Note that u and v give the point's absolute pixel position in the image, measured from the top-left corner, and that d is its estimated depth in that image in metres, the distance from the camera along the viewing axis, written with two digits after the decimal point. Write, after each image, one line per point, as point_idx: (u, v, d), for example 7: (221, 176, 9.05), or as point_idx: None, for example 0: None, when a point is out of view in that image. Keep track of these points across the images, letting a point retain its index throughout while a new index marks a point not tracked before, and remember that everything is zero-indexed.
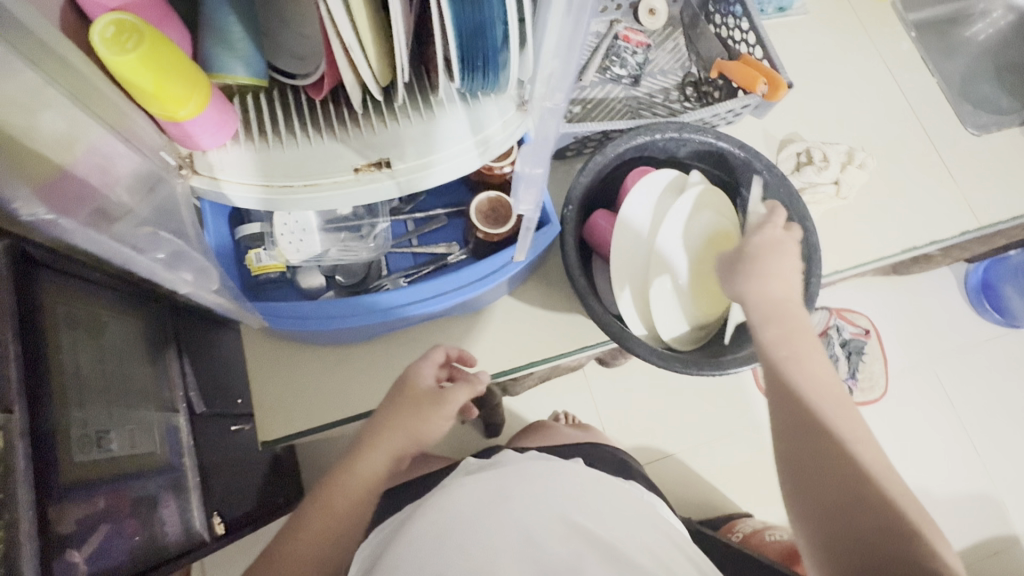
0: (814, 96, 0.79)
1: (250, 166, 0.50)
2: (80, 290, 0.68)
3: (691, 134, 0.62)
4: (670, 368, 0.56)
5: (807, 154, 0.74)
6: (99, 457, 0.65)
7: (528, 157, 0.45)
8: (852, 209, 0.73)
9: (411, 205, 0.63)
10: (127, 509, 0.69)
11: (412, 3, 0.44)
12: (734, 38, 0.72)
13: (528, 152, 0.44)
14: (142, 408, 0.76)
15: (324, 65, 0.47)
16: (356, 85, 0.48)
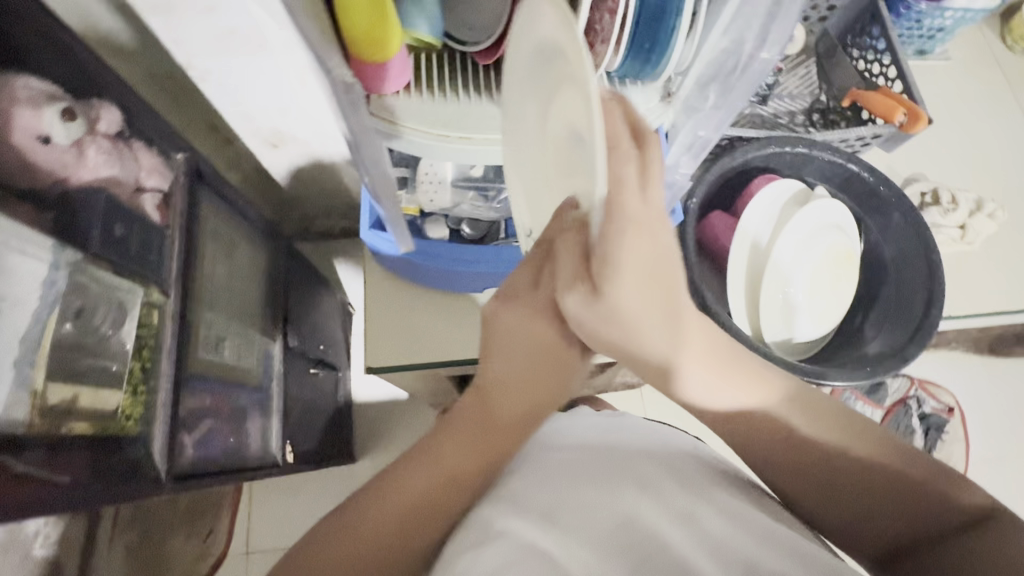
0: (951, 140, 0.77)
1: (413, 113, 0.54)
2: (222, 210, 0.77)
3: (821, 152, 0.63)
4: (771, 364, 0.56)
5: (933, 194, 0.72)
6: (213, 358, 0.73)
7: None
8: (978, 257, 0.71)
9: None
10: (226, 414, 0.75)
11: None
12: (872, 72, 0.74)
13: None
14: (249, 328, 0.83)
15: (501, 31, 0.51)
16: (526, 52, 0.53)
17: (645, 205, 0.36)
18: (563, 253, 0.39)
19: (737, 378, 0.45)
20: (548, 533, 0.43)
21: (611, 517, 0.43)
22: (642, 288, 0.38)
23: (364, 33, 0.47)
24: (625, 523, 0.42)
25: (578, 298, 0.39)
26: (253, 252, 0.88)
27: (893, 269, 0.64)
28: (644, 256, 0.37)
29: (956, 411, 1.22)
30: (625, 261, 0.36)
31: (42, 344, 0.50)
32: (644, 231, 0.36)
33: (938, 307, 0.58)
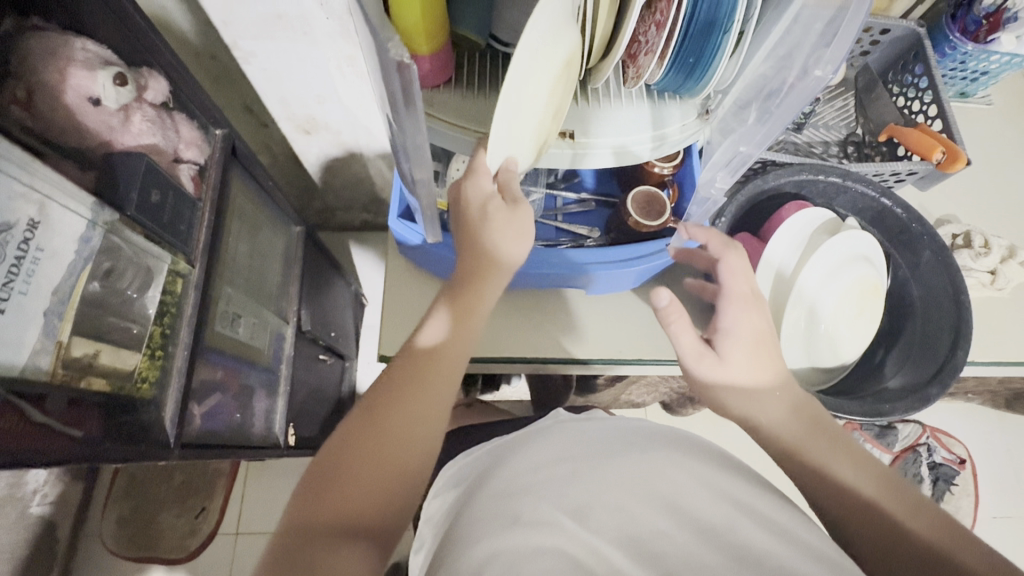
0: (987, 183, 0.76)
1: (451, 107, 0.55)
2: (251, 189, 0.78)
3: (855, 183, 0.63)
4: None
5: (965, 237, 0.71)
6: (229, 334, 0.73)
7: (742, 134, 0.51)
8: (1007, 303, 0.69)
9: (566, 183, 0.68)
10: (234, 390, 0.76)
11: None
12: (911, 109, 0.74)
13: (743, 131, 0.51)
14: (265, 309, 0.84)
15: None
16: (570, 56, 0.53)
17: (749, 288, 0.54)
18: (684, 340, 0.52)
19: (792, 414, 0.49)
20: (568, 533, 0.42)
21: (638, 528, 0.42)
22: (745, 351, 0.51)
23: (415, 28, 0.47)
24: (634, 534, 0.42)
25: (711, 365, 0.51)
26: (276, 234, 0.89)
27: (919, 307, 0.63)
28: (747, 337, 0.52)
29: (968, 464, 1.19)
30: (739, 332, 0.52)
31: (72, 296, 0.51)
32: (748, 308, 0.53)
33: (963, 349, 0.56)
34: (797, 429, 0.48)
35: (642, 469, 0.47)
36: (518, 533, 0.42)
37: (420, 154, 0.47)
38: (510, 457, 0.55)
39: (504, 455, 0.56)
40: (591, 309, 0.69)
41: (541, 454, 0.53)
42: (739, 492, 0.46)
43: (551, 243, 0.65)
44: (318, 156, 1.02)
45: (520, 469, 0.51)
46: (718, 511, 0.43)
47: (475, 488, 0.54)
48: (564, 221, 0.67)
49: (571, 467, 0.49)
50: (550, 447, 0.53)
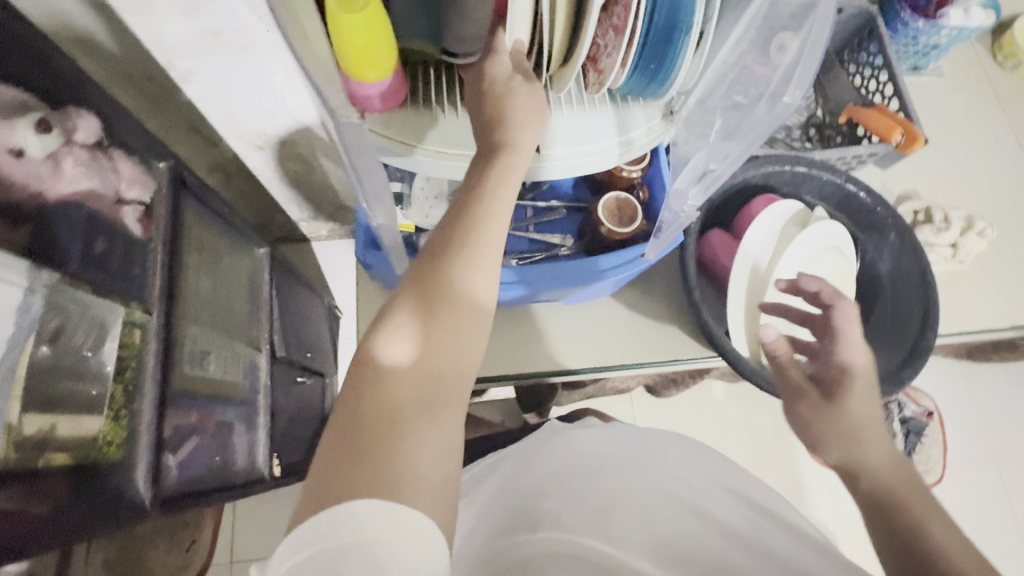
0: (942, 156, 0.78)
1: (406, 126, 0.52)
2: (206, 218, 0.74)
3: (820, 171, 0.63)
4: (772, 392, 0.57)
5: (925, 212, 0.73)
6: (199, 373, 0.70)
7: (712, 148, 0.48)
8: (966, 275, 0.72)
9: (534, 193, 0.66)
10: (211, 430, 0.72)
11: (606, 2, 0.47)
12: (868, 89, 0.74)
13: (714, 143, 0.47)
14: (234, 340, 0.81)
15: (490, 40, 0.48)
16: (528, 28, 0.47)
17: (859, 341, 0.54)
18: (794, 374, 0.54)
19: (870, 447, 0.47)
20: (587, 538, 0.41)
21: (667, 530, 0.42)
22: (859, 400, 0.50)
23: (354, 52, 0.44)
24: (661, 538, 0.42)
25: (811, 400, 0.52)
26: (237, 260, 0.85)
27: (888, 286, 0.64)
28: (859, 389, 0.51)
29: (935, 415, 1.24)
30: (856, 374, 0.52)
31: (18, 370, 0.47)
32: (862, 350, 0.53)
33: (932, 330, 0.58)
34: (887, 477, 0.45)
35: (638, 482, 0.47)
36: (538, 539, 0.41)
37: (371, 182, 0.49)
38: (537, 465, 0.53)
39: (510, 465, 0.56)
40: (571, 317, 0.68)
41: (560, 460, 0.52)
42: (735, 484, 0.49)
43: (525, 255, 0.63)
44: (274, 170, 0.97)
45: (536, 479, 0.50)
46: (738, 517, 0.45)
47: (494, 498, 0.51)
48: (535, 231, 0.66)
49: (603, 475, 0.48)
50: (576, 457, 0.52)
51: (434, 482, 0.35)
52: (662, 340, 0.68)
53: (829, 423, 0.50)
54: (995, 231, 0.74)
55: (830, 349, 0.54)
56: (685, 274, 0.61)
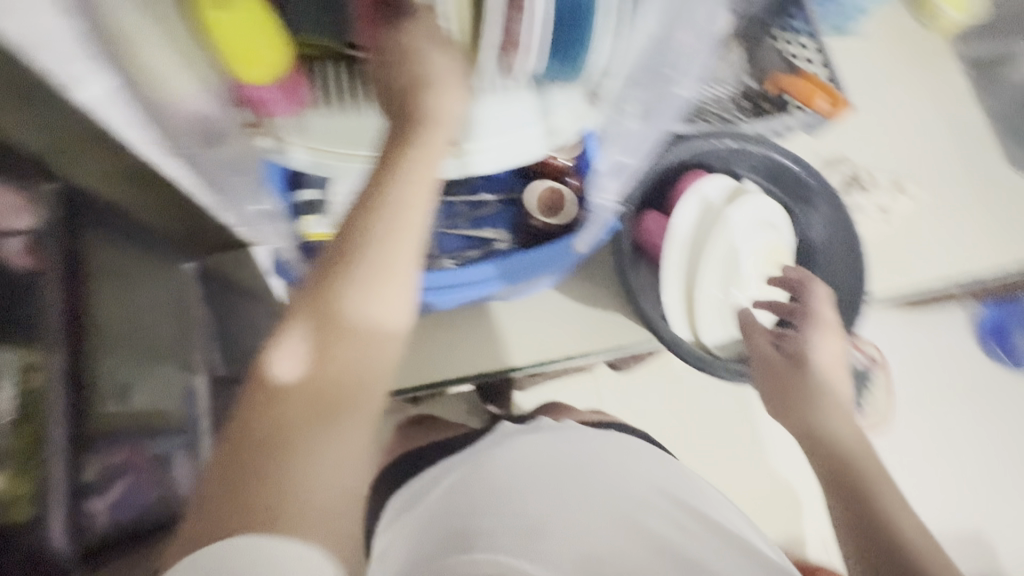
0: (868, 117, 0.79)
1: (325, 134, 0.50)
2: (111, 238, 0.67)
3: (749, 145, 0.63)
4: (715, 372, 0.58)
5: (854, 175, 0.74)
6: (121, 410, 0.65)
7: None
8: (897, 233, 0.74)
9: (465, 188, 0.63)
10: (144, 466, 0.68)
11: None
12: (794, 54, 0.73)
13: None
14: (162, 366, 0.76)
15: (391, 33, 0.44)
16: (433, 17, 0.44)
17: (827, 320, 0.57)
18: (766, 351, 0.58)
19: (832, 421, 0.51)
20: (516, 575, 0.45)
21: (580, 555, 0.47)
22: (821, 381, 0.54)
23: (234, 49, 0.41)
24: (580, 559, 0.47)
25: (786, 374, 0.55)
26: (158, 281, 0.79)
27: (822, 254, 0.65)
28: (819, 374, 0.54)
29: (882, 363, 1.18)
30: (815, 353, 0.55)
31: None
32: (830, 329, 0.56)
33: (862, 300, 0.60)
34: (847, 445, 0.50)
35: (568, 497, 0.51)
36: (470, 560, 0.46)
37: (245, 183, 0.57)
38: (475, 471, 0.55)
39: (454, 480, 0.55)
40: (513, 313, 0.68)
41: (501, 470, 0.53)
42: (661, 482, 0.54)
43: (459, 257, 0.61)
44: None
45: (496, 483, 0.52)
46: (662, 526, 0.49)
47: (436, 509, 0.53)
48: (470, 227, 0.63)
49: (532, 497, 0.51)
50: (510, 475, 0.53)
51: (331, 505, 0.33)
52: (606, 328, 0.68)
53: (804, 396, 0.54)
54: (921, 187, 0.76)
55: (803, 327, 0.57)
56: (620, 262, 0.61)
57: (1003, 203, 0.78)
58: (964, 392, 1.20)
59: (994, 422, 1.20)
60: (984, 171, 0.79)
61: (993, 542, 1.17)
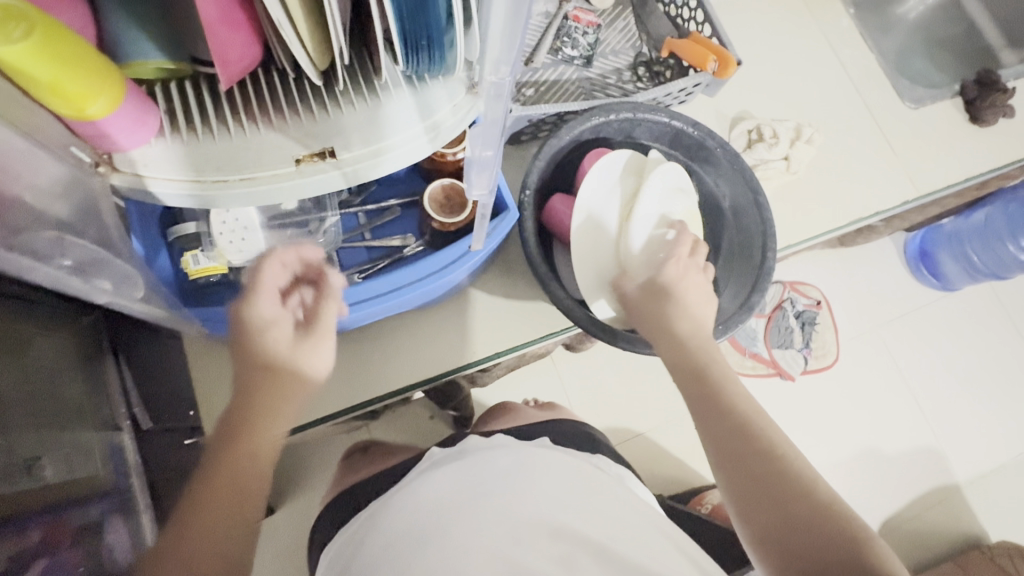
0: (765, 71, 0.79)
1: (195, 161, 0.46)
2: None
3: (645, 114, 0.62)
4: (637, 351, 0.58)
5: (757, 130, 0.75)
6: (28, 486, 0.55)
7: (478, 139, 0.44)
8: (805, 183, 0.75)
9: (362, 196, 0.61)
10: (67, 542, 0.58)
11: None
12: (683, 17, 0.72)
13: (478, 135, 0.43)
14: (82, 429, 0.67)
15: (232, 46, 0.42)
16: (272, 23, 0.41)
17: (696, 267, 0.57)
18: (635, 299, 0.57)
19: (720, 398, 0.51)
20: None
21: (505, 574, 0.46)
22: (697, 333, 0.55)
23: (46, 84, 0.38)
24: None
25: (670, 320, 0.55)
26: (61, 336, 0.66)
27: (730, 212, 0.65)
28: (691, 327, 0.54)
29: (824, 303, 1.24)
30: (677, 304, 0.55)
31: None
32: (693, 261, 0.57)
33: (773, 250, 0.60)
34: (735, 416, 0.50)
35: (484, 521, 0.50)
36: None
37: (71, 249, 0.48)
38: (380, 514, 0.56)
39: (366, 528, 0.55)
40: (433, 319, 0.66)
41: (415, 508, 0.53)
42: (581, 526, 0.50)
43: (364, 268, 0.59)
44: None
45: (402, 522, 0.52)
46: (555, 560, 0.47)
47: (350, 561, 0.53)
48: (374, 237, 0.61)
49: (439, 531, 0.50)
50: (426, 507, 0.53)
51: None
52: (535, 317, 0.68)
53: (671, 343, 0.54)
54: (823, 133, 0.78)
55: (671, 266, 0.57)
56: (527, 250, 0.59)
57: (902, 140, 0.80)
58: (898, 322, 1.26)
59: (927, 345, 1.27)
60: (881, 111, 0.81)
61: (945, 460, 1.23)
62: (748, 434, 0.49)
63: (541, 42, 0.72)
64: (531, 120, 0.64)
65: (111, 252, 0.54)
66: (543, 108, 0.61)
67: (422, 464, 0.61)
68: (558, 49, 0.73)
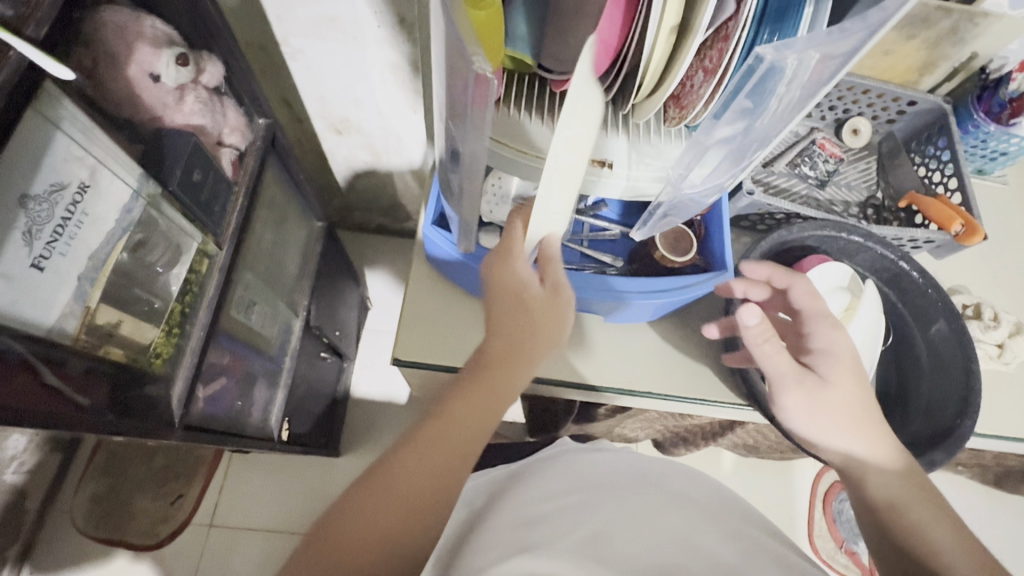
0: (996, 258, 0.78)
1: (500, 127, 0.56)
2: (282, 180, 0.77)
3: (875, 245, 0.65)
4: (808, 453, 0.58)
5: (975, 309, 0.73)
6: (242, 320, 0.72)
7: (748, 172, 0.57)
8: (1011, 378, 0.71)
9: (593, 212, 0.69)
10: (238, 376, 0.73)
11: (717, 55, 0.48)
12: (933, 180, 0.76)
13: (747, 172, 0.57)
14: (278, 301, 0.83)
15: None
16: (630, 57, 0.51)
17: (807, 297, 0.58)
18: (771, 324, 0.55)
19: (875, 435, 0.54)
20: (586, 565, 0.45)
21: None
22: (814, 386, 0.54)
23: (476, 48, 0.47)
24: None
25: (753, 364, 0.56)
26: (297, 227, 0.87)
27: (929, 369, 0.64)
28: (843, 390, 0.54)
29: None
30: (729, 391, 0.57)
31: (105, 265, 0.50)
32: (836, 326, 0.57)
33: (971, 419, 0.58)
34: (888, 487, 0.53)
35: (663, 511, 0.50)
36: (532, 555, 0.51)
37: (474, 163, 0.44)
38: (522, 499, 0.63)
39: (504, 502, 0.64)
40: (605, 336, 0.68)
41: (574, 500, 0.60)
42: (719, 548, 0.54)
43: (576, 267, 0.66)
44: (346, 155, 1.04)
45: (556, 509, 0.59)
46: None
47: (477, 532, 0.62)
48: (589, 246, 0.68)
49: (581, 519, 0.56)
50: (569, 503, 0.60)
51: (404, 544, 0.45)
52: (694, 379, 0.67)
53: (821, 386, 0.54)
54: None
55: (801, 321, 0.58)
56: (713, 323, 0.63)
57: None
58: None
59: None
60: None
61: None
62: (889, 507, 0.52)
63: (784, 153, 0.77)
64: (761, 210, 0.69)
65: (476, 131, 0.41)
66: (783, 203, 0.66)
67: (544, 483, 0.65)
68: (797, 164, 0.78)
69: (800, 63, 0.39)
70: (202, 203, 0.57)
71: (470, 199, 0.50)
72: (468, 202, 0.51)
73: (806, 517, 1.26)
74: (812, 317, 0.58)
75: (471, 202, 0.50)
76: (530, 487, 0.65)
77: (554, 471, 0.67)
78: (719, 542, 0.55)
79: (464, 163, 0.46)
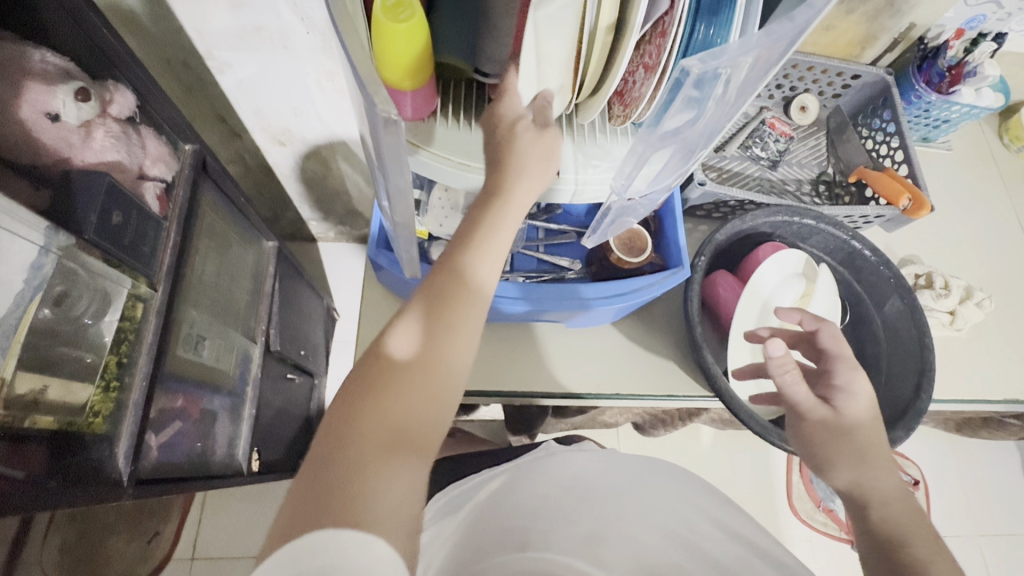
0: (944, 224, 0.80)
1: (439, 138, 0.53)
2: (219, 205, 0.72)
3: (827, 226, 0.65)
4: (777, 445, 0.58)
5: (927, 278, 0.74)
6: (192, 358, 0.69)
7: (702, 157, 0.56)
8: (964, 342, 0.73)
9: (547, 215, 0.69)
10: (195, 416, 0.70)
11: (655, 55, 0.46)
12: (880, 152, 0.76)
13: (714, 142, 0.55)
14: (232, 330, 0.80)
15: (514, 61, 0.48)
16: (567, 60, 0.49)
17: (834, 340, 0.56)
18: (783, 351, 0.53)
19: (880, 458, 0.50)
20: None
21: None
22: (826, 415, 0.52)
23: (396, 61, 0.45)
24: None
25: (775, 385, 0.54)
26: (243, 250, 0.83)
27: (887, 343, 0.65)
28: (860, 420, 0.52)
29: (923, 483, 1.24)
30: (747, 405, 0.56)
31: (19, 329, 0.47)
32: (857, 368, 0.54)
33: (928, 392, 0.59)
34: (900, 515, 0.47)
35: None
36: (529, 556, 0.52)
37: (401, 196, 0.43)
38: (503, 507, 0.61)
39: (482, 512, 0.63)
40: (570, 341, 0.68)
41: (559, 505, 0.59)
42: (699, 545, 0.54)
43: (534, 275, 0.65)
44: (292, 168, 1.00)
45: (546, 521, 0.57)
46: None
47: (471, 533, 0.60)
48: (546, 251, 0.68)
49: (564, 527, 0.56)
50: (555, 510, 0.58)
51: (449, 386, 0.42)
52: (661, 375, 0.67)
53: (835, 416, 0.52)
54: (996, 302, 0.76)
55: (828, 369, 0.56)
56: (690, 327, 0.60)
57: None
58: None
59: None
60: None
61: None
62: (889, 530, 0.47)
63: (735, 137, 0.77)
64: (715, 199, 0.69)
65: (398, 165, 0.39)
66: (734, 190, 0.66)
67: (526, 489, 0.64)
68: (748, 147, 0.78)
69: (733, 67, 0.38)
70: (126, 246, 0.54)
71: (406, 227, 0.48)
72: (404, 230, 0.49)
73: (785, 483, 1.30)
74: (837, 360, 0.55)
75: (407, 230, 0.49)
76: (515, 495, 0.64)
77: (529, 478, 0.66)
78: (698, 539, 0.55)
79: (393, 196, 0.44)
